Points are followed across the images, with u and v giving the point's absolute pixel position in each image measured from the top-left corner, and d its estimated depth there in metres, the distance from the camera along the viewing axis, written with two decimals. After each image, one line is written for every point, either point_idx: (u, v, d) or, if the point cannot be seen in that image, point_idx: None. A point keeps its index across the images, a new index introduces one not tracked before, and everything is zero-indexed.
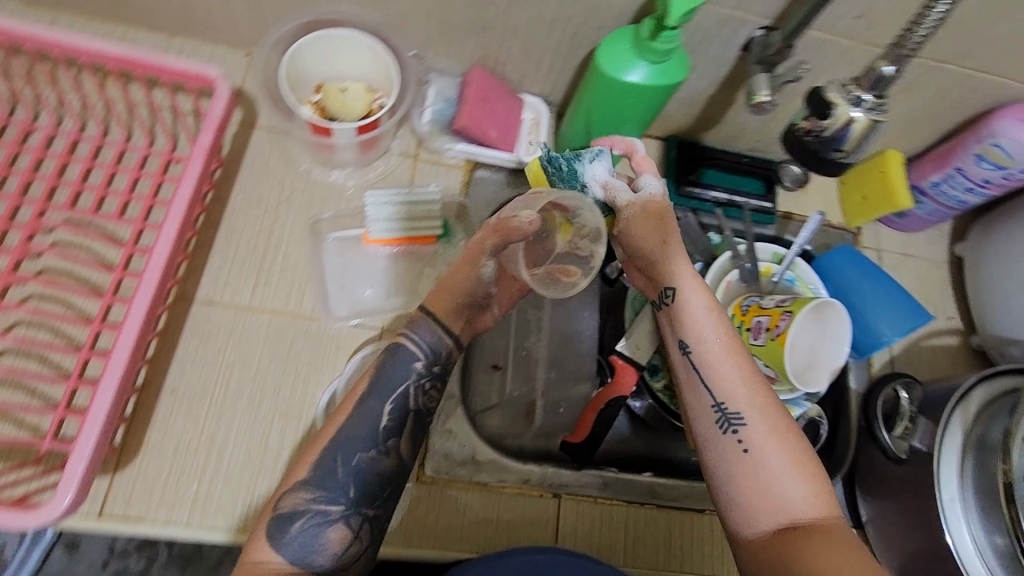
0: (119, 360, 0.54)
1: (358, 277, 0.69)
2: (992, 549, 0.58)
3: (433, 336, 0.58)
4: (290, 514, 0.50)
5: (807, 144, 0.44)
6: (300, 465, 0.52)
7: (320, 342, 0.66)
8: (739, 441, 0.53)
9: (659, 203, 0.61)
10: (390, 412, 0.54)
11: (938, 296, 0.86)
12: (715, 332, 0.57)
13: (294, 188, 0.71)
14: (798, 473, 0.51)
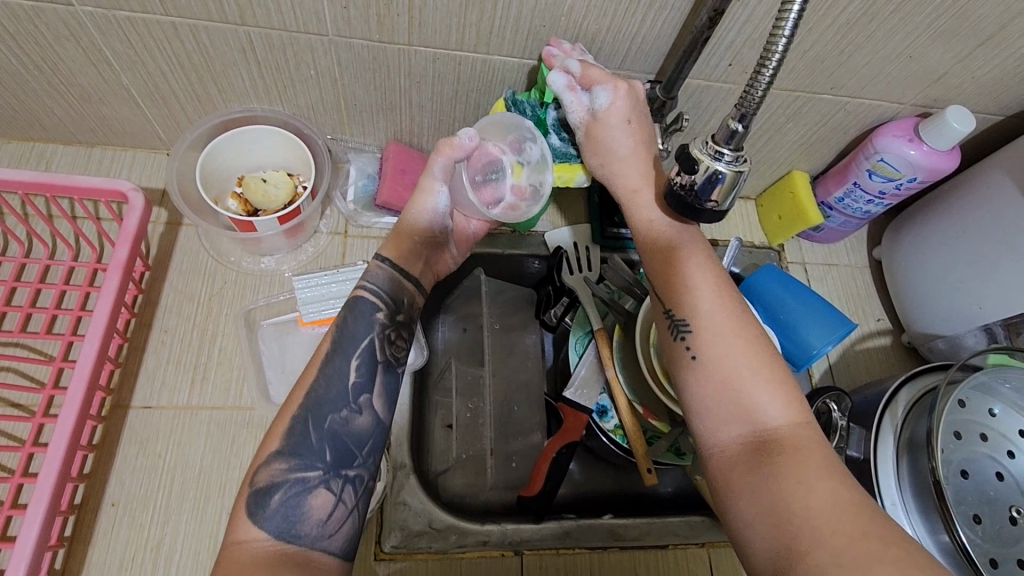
0: (43, 488, 0.53)
1: (296, 360, 0.70)
2: (937, 547, 0.60)
3: (385, 274, 0.60)
4: (267, 488, 0.50)
5: (684, 196, 0.49)
6: (270, 439, 0.52)
7: (263, 431, 0.66)
8: (688, 346, 0.56)
9: (660, 232, 0.62)
10: (360, 364, 0.55)
11: (864, 300, 0.90)
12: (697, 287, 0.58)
13: (225, 281, 0.72)
14: (768, 389, 0.52)
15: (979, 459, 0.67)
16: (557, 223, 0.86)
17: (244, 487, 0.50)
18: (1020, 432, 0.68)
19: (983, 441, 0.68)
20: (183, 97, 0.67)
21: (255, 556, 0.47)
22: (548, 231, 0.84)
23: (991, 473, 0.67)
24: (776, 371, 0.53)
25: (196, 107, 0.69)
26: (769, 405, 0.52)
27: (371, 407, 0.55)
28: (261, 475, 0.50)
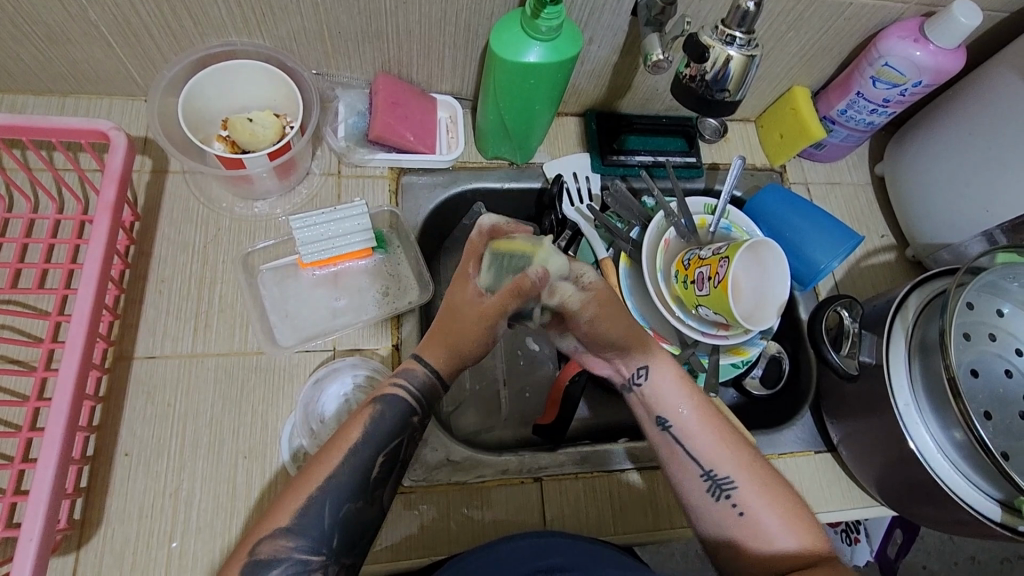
0: (54, 432, 0.52)
1: (301, 303, 0.69)
2: (950, 443, 0.61)
3: (425, 383, 0.56)
4: (270, 563, 0.48)
5: (696, 88, 0.55)
6: (278, 511, 0.50)
7: (273, 375, 0.65)
8: (734, 505, 0.54)
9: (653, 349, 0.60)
10: (382, 462, 0.53)
11: (868, 217, 0.89)
12: (686, 404, 0.58)
13: (219, 228, 0.70)
14: (789, 521, 0.53)
15: (988, 358, 0.68)
16: (555, 154, 0.84)
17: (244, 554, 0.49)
18: None
19: (992, 340, 0.68)
20: (157, 32, 0.64)
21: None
22: (547, 162, 0.82)
23: (1000, 371, 0.67)
24: (800, 512, 0.54)
25: (172, 44, 0.66)
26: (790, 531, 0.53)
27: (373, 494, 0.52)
28: (264, 546, 0.49)
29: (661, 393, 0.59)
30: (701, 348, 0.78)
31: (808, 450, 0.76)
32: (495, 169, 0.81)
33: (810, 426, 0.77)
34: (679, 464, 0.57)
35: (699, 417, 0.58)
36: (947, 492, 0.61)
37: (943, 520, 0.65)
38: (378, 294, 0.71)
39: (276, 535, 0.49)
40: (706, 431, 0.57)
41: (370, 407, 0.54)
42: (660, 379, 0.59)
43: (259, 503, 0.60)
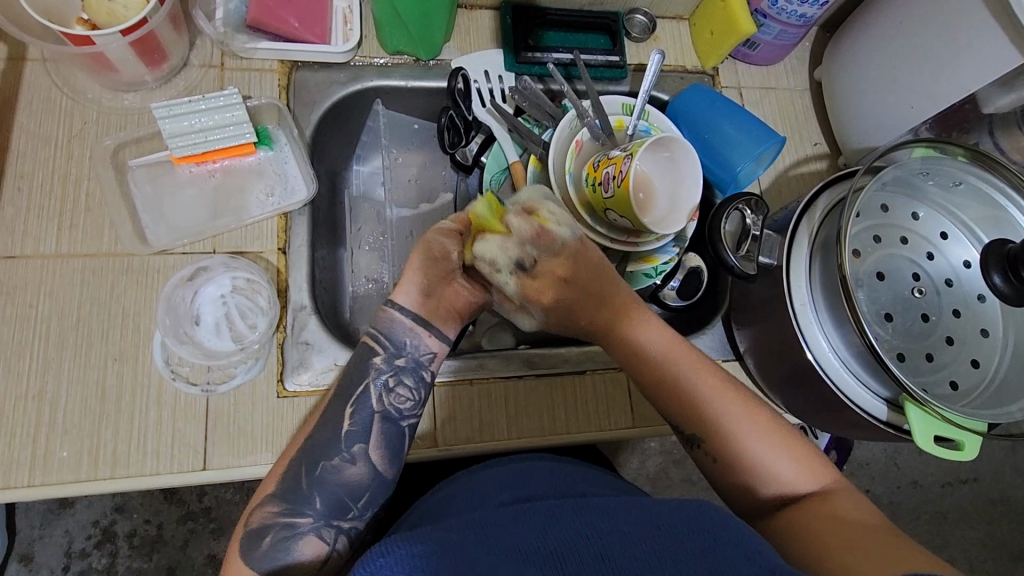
0: None
1: (176, 202, 0.65)
2: (846, 346, 0.59)
3: (404, 330, 0.58)
4: (261, 530, 0.50)
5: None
6: (267, 479, 0.53)
7: (146, 277, 0.62)
8: (705, 451, 0.57)
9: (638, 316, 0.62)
10: (349, 411, 0.55)
11: (802, 123, 0.85)
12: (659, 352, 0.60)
13: (85, 120, 0.65)
14: (783, 454, 0.55)
15: (898, 262, 0.65)
16: (465, 50, 0.78)
17: (240, 526, 0.51)
18: (942, 233, 0.66)
19: (903, 243, 0.65)
20: None
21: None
22: (455, 58, 0.77)
23: (909, 275, 0.65)
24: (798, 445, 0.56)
25: None
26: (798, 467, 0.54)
27: (357, 446, 0.54)
28: (255, 517, 0.51)
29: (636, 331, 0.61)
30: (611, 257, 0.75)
31: (717, 357, 0.75)
32: (398, 67, 0.75)
33: (719, 335, 0.76)
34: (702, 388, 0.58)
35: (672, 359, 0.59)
36: (836, 393, 0.59)
37: (843, 425, 0.65)
38: (263, 194, 0.67)
39: (264, 503, 0.51)
40: (695, 375, 0.59)
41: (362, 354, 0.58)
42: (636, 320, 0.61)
43: (131, 405, 0.59)
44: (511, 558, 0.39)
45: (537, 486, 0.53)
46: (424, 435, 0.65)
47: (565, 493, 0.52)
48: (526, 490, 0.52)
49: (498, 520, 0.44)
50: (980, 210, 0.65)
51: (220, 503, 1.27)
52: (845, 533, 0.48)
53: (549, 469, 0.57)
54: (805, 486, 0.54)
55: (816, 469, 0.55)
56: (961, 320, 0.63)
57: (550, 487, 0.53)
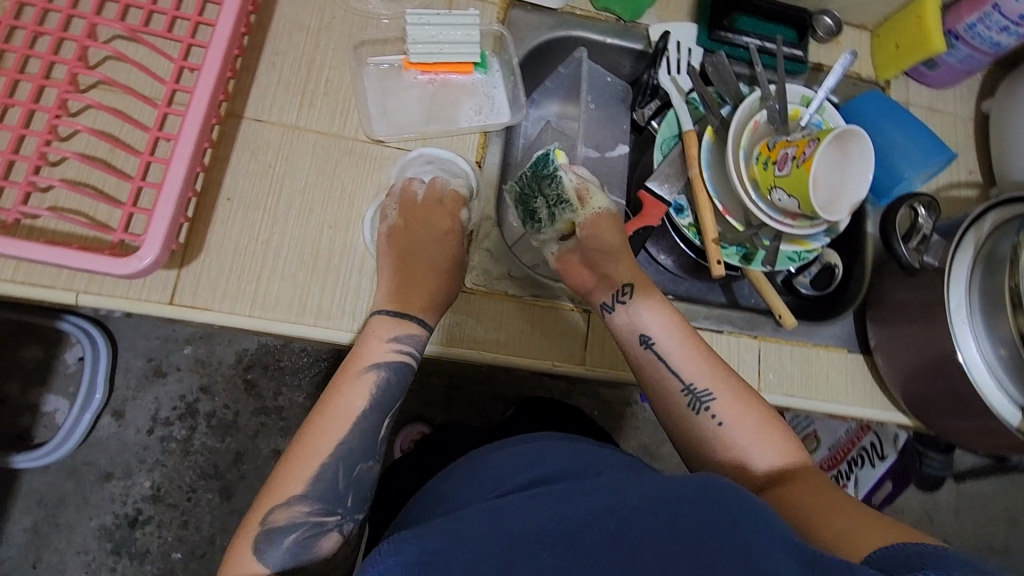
0: (190, 137, 0.58)
1: (398, 103, 0.73)
2: (994, 352, 0.64)
3: (421, 334, 0.61)
4: (289, 527, 0.52)
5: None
6: (293, 479, 0.53)
7: (365, 161, 0.70)
8: (713, 416, 0.59)
9: (665, 334, 0.63)
10: (388, 422, 0.59)
11: (961, 150, 0.88)
12: (665, 325, 0.63)
13: (333, 16, 0.72)
14: (763, 433, 0.58)
15: None
16: (663, 19, 0.83)
17: (257, 523, 0.52)
18: None
19: None
20: None
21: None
22: (654, 24, 0.81)
23: None
24: (770, 423, 0.58)
25: None
26: (766, 452, 0.57)
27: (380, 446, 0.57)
28: (279, 514, 0.52)
29: (643, 312, 0.64)
30: (764, 233, 0.78)
31: (842, 348, 0.79)
32: (601, 22, 0.81)
33: (848, 328, 0.80)
34: (661, 378, 0.61)
35: (677, 337, 0.62)
36: (979, 395, 0.63)
37: (967, 431, 0.69)
38: (472, 110, 0.74)
39: (291, 502, 0.52)
40: (694, 351, 0.62)
41: (371, 370, 0.58)
42: (666, 322, 0.63)
43: (337, 267, 0.66)
44: (525, 540, 0.40)
45: (551, 465, 0.54)
46: (574, 355, 0.71)
47: (578, 472, 0.54)
48: (540, 471, 0.54)
49: (512, 501, 0.45)
50: None
51: (293, 406, 1.27)
52: (836, 503, 0.50)
53: (593, 451, 0.59)
54: (788, 462, 0.56)
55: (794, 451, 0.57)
56: None
57: (561, 467, 0.54)
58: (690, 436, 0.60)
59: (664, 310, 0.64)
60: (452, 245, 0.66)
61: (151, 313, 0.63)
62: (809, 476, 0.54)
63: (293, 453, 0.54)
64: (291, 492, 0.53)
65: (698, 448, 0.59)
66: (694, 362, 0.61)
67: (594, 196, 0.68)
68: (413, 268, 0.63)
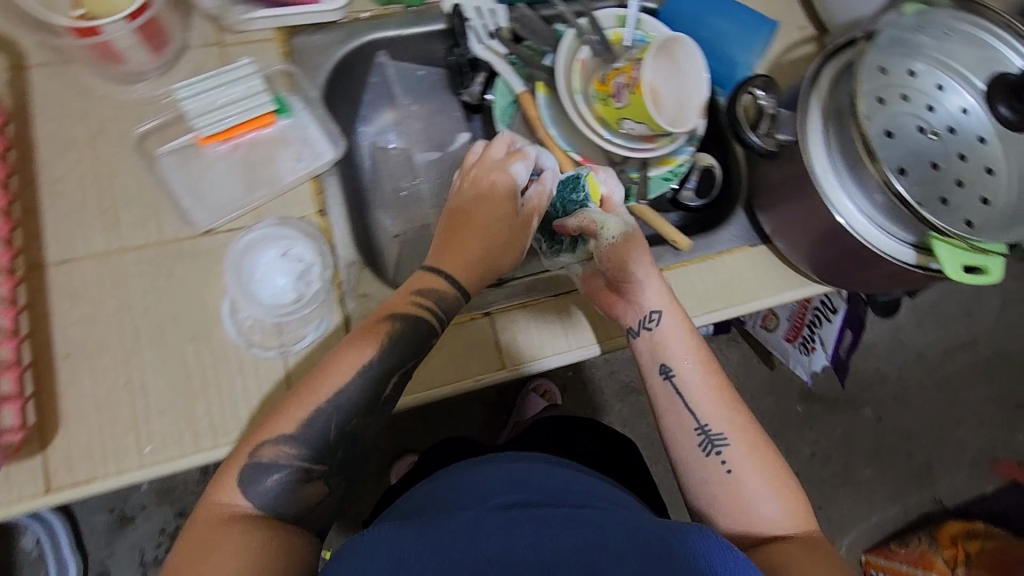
0: None
1: (211, 182, 0.66)
2: (872, 203, 0.63)
3: (449, 296, 0.59)
4: (273, 465, 0.52)
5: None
6: (265, 427, 0.53)
7: (199, 258, 0.63)
8: (722, 462, 0.59)
9: (679, 361, 0.62)
10: (395, 381, 0.57)
11: (786, 10, 0.87)
12: (691, 360, 0.62)
13: (102, 119, 0.65)
14: (775, 490, 0.58)
15: (903, 118, 0.69)
16: None
17: (242, 457, 0.52)
18: (939, 86, 0.70)
19: (905, 100, 0.69)
20: None
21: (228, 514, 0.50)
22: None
23: (914, 128, 0.69)
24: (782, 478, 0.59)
25: None
26: (775, 507, 0.57)
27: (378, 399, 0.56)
28: (266, 452, 0.52)
29: (673, 342, 0.62)
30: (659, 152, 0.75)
31: (746, 245, 0.78)
32: (388, 16, 0.75)
33: (745, 224, 0.79)
34: (675, 412, 0.61)
35: (702, 372, 0.61)
36: (869, 246, 0.64)
37: (880, 279, 0.70)
38: (292, 160, 0.68)
39: (277, 441, 0.53)
40: (712, 394, 0.61)
41: (385, 324, 0.57)
42: (672, 334, 0.62)
43: (216, 378, 0.61)
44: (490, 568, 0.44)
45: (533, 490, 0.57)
46: (492, 362, 0.68)
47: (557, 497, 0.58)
48: (520, 495, 0.56)
49: (489, 520, 0.48)
50: (973, 56, 0.69)
51: None
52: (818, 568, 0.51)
53: (561, 477, 0.62)
54: (790, 526, 0.57)
55: (799, 514, 0.58)
56: (968, 162, 0.68)
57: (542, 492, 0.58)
58: (695, 476, 0.60)
59: (675, 319, 0.63)
60: (496, 204, 0.62)
61: (35, 509, 0.57)
62: (805, 544, 0.55)
63: (307, 388, 0.54)
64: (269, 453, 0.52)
65: (693, 486, 0.60)
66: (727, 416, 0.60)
67: (604, 227, 0.63)
68: (466, 224, 0.61)
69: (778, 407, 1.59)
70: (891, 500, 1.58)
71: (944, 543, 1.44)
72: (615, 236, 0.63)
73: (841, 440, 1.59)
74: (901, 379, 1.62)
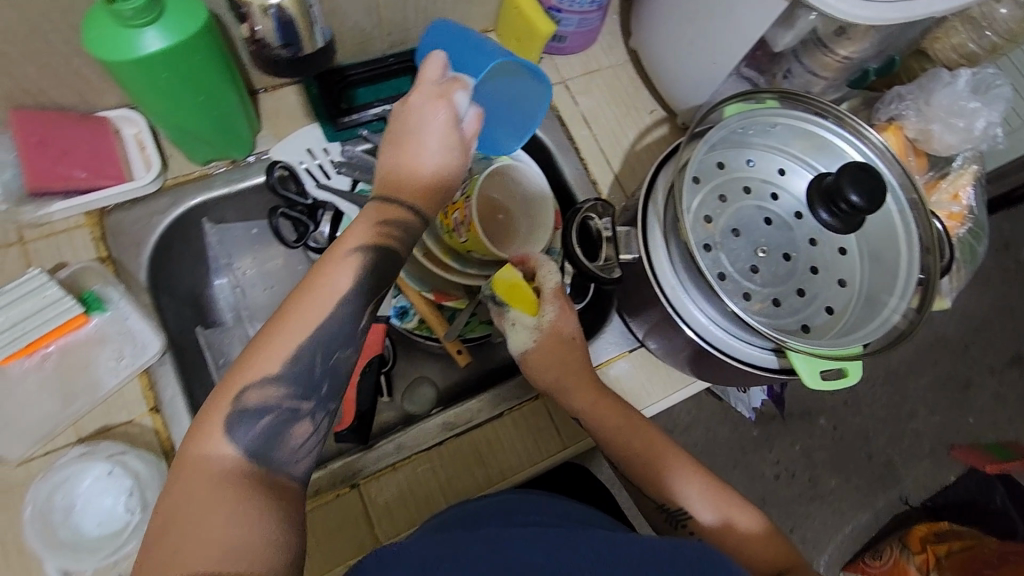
0: None
1: (19, 403, 0.59)
2: (722, 316, 0.61)
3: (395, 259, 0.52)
4: (259, 410, 0.45)
5: (274, 55, 0.55)
6: (208, 430, 0.44)
7: (7, 496, 0.56)
8: (690, 531, 0.59)
9: (629, 447, 0.63)
10: (373, 309, 0.50)
11: (635, 96, 0.87)
12: (635, 437, 0.63)
13: None
14: (741, 524, 0.59)
15: (748, 212, 0.68)
16: (281, 134, 0.74)
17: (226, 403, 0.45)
18: (780, 170, 0.69)
19: (748, 193, 0.68)
20: None
21: (222, 470, 0.43)
22: (276, 146, 0.73)
23: (761, 221, 0.68)
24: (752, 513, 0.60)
25: None
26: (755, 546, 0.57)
27: (284, 404, 0.46)
28: (250, 395, 0.45)
29: (608, 438, 0.63)
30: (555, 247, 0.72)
31: (625, 350, 0.76)
32: (217, 176, 0.71)
33: (621, 326, 0.77)
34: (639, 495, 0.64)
35: (648, 450, 0.63)
36: (722, 357, 0.62)
37: (745, 379, 0.67)
38: (112, 359, 0.62)
39: (263, 382, 0.46)
40: (664, 458, 0.62)
41: (358, 252, 0.50)
42: (599, 417, 0.64)
43: None
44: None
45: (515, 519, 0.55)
46: (366, 537, 0.63)
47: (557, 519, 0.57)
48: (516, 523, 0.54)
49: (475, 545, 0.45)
50: (804, 140, 0.68)
51: None
52: None
53: (543, 504, 0.62)
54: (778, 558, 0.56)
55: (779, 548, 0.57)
56: (819, 248, 0.67)
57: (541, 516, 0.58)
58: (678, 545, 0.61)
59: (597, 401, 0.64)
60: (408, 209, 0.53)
61: None
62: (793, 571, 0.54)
63: (228, 374, 0.46)
64: (355, 238, 0.51)
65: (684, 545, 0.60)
66: (673, 471, 0.61)
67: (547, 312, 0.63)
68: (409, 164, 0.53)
69: (735, 434, 1.52)
70: (861, 508, 1.51)
71: (915, 548, 1.38)
72: (526, 345, 0.64)
73: (802, 455, 1.53)
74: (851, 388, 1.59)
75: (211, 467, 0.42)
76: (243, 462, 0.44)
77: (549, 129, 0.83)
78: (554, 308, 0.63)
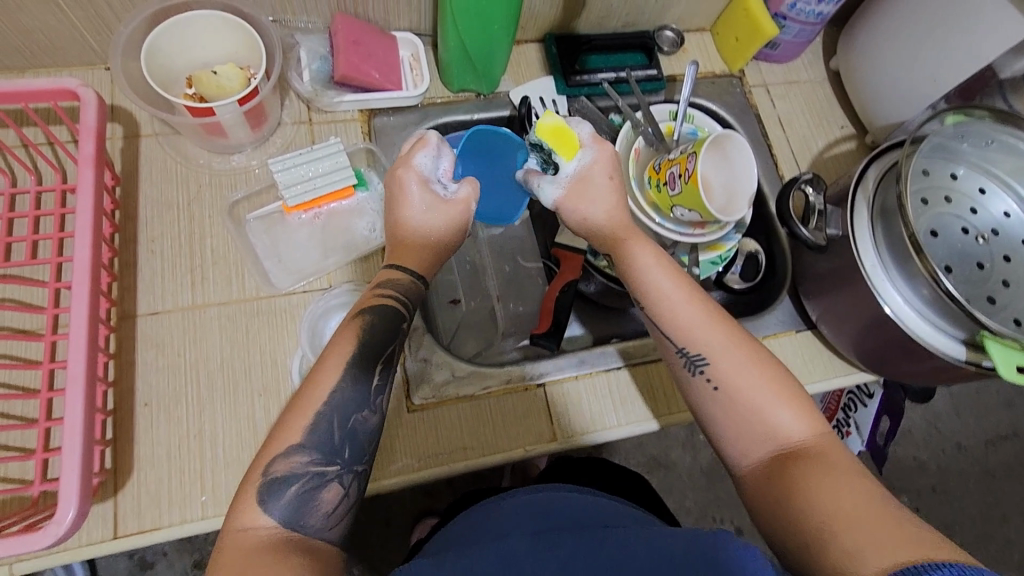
0: (75, 377, 0.56)
1: (290, 245, 0.71)
2: (919, 299, 0.66)
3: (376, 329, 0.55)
4: (288, 479, 0.49)
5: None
6: (287, 428, 0.51)
7: (276, 317, 0.67)
8: (709, 380, 0.56)
9: (656, 285, 0.59)
10: (380, 367, 0.55)
11: (829, 110, 0.93)
12: (669, 280, 0.59)
13: (200, 184, 0.71)
14: (778, 396, 0.54)
15: (946, 219, 0.72)
16: (520, 81, 0.85)
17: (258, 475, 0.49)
18: (980, 189, 0.73)
19: (949, 202, 0.73)
20: None
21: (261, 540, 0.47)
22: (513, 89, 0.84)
23: (958, 229, 0.72)
24: (785, 385, 0.55)
25: None
26: (788, 417, 0.53)
27: (315, 472, 0.50)
28: (278, 466, 0.49)
29: (643, 272, 0.60)
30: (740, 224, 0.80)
31: (791, 330, 0.81)
32: (462, 102, 0.82)
33: (790, 309, 0.82)
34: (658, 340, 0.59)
35: (681, 293, 0.58)
36: (913, 339, 0.66)
37: (925, 373, 0.71)
38: (368, 229, 0.73)
39: (289, 453, 0.50)
40: (690, 301, 0.58)
41: (357, 317, 0.55)
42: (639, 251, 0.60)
43: None
44: None
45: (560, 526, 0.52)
46: (544, 432, 0.70)
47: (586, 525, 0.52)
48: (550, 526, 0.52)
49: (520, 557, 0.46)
50: (1012, 163, 0.72)
51: None
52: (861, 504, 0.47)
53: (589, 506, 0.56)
54: (805, 436, 0.53)
55: (811, 420, 0.54)
56: (1013, 264, 0.70)
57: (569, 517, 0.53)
58: (688, 396, 0.58)
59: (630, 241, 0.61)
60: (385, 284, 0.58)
61: (98, 552, 0.58)
62: (817, 451, 0.52)
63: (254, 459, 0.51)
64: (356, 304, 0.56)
65: (701, 405, 0.57)
66: (716, 325, 0.57)
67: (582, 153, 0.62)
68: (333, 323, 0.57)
69: None
70: None
71: None
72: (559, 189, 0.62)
73: None
74: (952, 473, 1.50)
75: (252, 538, 0.47)
76: (283, 531, 0.48)
77: (747, 122, 0.90)
78: (600, 150, 0.62)
